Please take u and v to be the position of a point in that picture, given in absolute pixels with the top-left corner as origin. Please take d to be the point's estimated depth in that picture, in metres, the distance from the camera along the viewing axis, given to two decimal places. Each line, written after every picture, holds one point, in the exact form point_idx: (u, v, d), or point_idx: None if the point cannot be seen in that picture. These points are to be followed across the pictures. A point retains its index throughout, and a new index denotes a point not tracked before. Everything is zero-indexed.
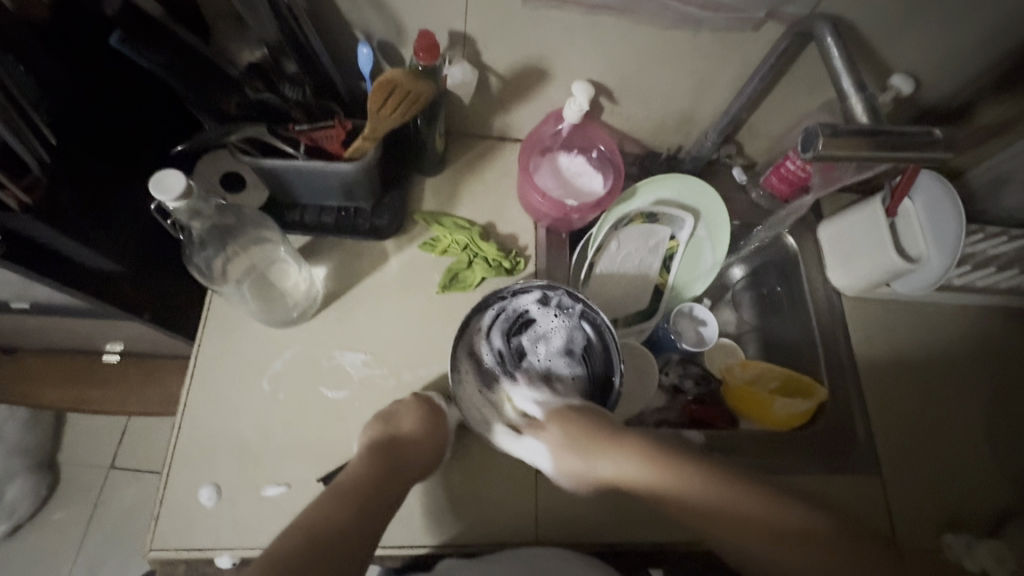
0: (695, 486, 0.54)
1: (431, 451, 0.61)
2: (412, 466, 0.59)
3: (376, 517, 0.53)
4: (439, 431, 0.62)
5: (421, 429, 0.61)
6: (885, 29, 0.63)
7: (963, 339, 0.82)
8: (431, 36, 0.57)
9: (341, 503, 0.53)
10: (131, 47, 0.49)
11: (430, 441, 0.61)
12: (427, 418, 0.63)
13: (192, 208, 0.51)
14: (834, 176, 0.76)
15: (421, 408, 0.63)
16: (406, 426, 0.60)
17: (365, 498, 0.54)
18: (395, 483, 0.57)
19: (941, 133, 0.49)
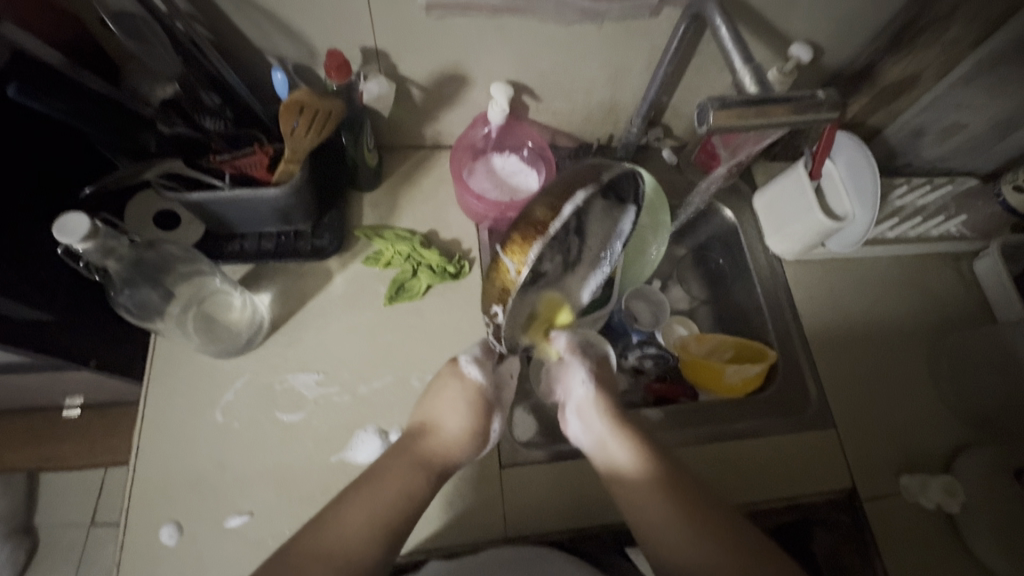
0: (646, 500, 0.54)
1: (471, 445, 0.59)
2: (445, 454, 0.57)
3: (399, 520, 0.50)
4: (478, 415, 0.60)
5: (460, 417, 0.59)
6: (776, 3, 0.66)
7: (901, 286, 0.85)
8: (340, 55, 0.59)
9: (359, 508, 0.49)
10: (29, 96, 0.48)
11: (470, 427, 0.59)
12: (466, 403, 0.60)
13: (104, 248, 0.52)
14: (738, 144, 0.79)
15: (459, 383, 0.61)
16: (446, 418, 0.58)
17: (375, 496, 0.50)
18: (425, 471, 0.54)
19: (822, 93, 0.53)
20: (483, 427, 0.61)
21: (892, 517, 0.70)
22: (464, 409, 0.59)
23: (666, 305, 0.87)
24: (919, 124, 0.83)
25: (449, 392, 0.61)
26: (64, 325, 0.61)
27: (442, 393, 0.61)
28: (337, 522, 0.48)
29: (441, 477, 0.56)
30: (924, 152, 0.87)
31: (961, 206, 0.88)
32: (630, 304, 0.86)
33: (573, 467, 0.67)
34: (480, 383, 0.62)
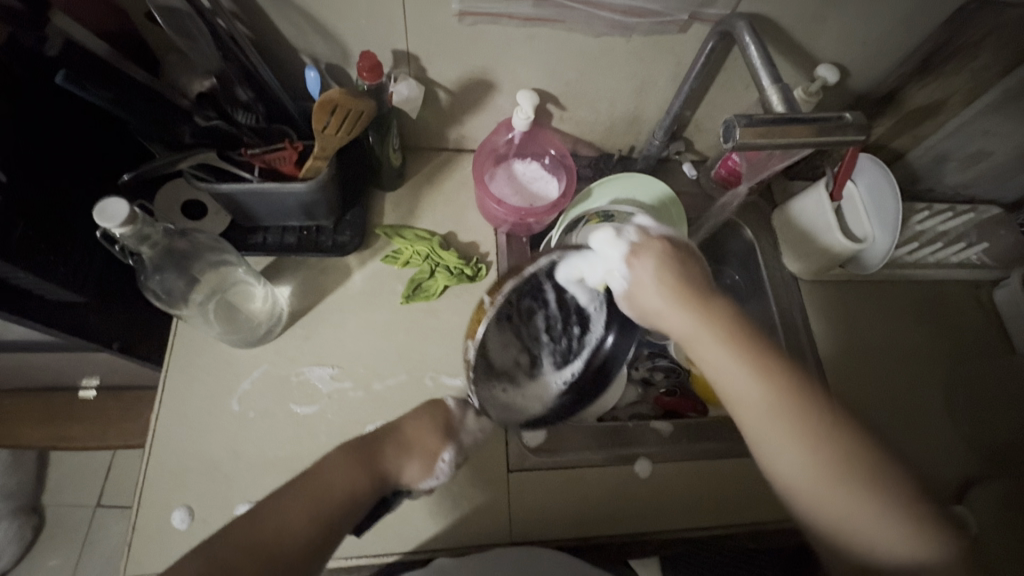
0: (734, 380, 0.51)
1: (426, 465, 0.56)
2: (395, 464, 0.54)
3: (333, 515, 0.49)
4: (440, 437, 0.58)
5: (425, 436, 0.58)
6: (806, 23, 0.67)
7: (919, 312, 0.84)
8: (372, 56, 0.60)
9: (287, 507, 0.48)
10: (75, 83, 0.50)
11: (430, 440, 0.58)
12: (435, 426, 0.59)
13: (139, 234, 0.53)
14: (761, 163, 0.78)
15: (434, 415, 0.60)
16: (410, 428, 0.58)
17: (319, 497, 0.49)
18: (369, 469, 0.52)
19: (850, 115, 0.54)
20: (442, 450, 0.58)
21: None
22: (429, 426, 0.59)
23: None
24: (942, 150, 0.83)
25: (422, 415, 0.59)
26: (91, 307, 0.62)
27: (411, 414, 0.59)
28: (280, 519, 0.47)
29: (382, 480, 0.53)
30: (946, 178, 0.87)
31: (982, 234, 0.87)
32: None
33: (580, 475, 0.68)
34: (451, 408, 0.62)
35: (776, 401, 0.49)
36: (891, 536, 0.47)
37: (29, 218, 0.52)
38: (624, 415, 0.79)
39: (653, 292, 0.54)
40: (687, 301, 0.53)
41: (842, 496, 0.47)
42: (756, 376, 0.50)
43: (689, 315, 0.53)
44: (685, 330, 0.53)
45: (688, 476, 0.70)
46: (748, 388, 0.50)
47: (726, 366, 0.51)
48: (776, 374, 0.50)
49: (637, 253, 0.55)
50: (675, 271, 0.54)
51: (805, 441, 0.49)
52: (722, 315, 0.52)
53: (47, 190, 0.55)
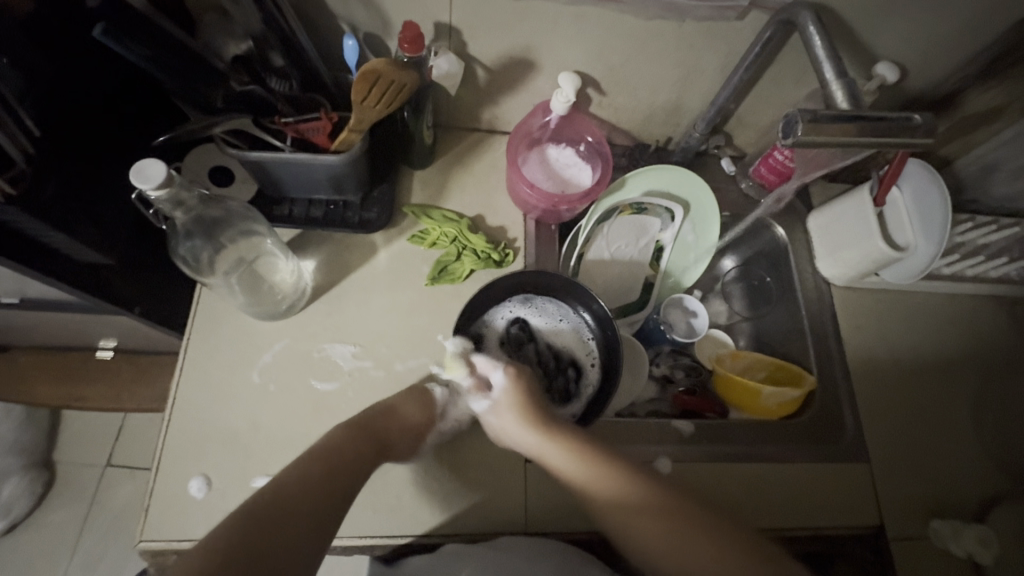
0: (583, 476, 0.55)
1: (411, 442, 0.60)
2: (401, 428, 0.60)
3: (344, 462, 0.53)
4: (427, 416, 0.62)
5: (411, 415, 0.61)
6: (868, 16, 0.64)
7: (954, 327, 0.82)
8: (415, 27, 0.57)
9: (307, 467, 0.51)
10: (114, 38, 0.49)
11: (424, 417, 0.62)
12: (420, 407, 0.62)
13: (174, 197, 0.52)
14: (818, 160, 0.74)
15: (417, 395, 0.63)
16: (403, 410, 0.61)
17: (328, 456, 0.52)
18: (367, 430, 0.57)
19: (920, 116, 0.51)
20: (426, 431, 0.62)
21: (916, 557, 0.69)
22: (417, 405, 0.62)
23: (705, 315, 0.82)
24: (993, 160, 0.79)
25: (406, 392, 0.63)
26: (116, 269, 0.61)
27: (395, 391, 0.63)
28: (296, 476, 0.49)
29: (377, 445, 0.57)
30: (994, 189, 0.83)
31: None
32: (667, 313, 0.83)
33: None
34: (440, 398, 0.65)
35: (609, 485, 0.54)
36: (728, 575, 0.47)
37: (61, 175, 0.51)
38: (642, 412, 0.78)
39: (513, 427, 0.60)
40: (545, 432, 0.59)
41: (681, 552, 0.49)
42: (581, 467, 0.56)
43: (534, 436, 0.59)
44: (539, 448, 0.59)
45: (706, 478, 0.68)
46: (579, 479, 0.55)
47: (571, 465, 0.56)
48: (595, 461, 0.56)
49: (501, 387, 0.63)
50: (521, 398, 0.62)
51: (634, 515, 0.52)
52: (561, 424, 0.60)
53: (78, 148, 0.53)
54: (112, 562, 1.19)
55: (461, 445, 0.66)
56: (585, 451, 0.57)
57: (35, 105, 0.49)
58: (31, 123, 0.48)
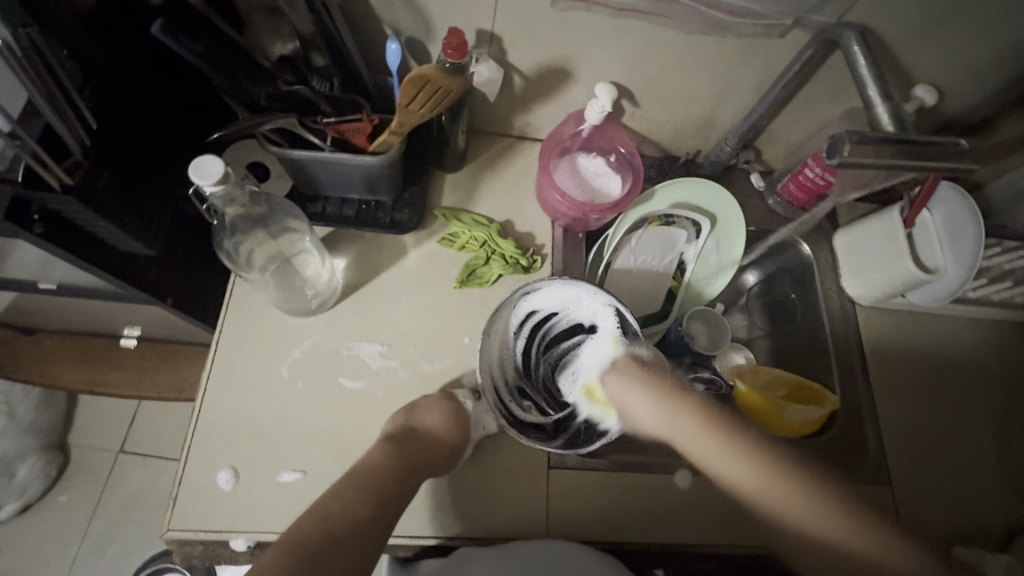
0: (661, 415, 0.61)
1: (440, 464, 0.61)
2: (439, 430, 0.61)
3: (390, 489, 0.56)
4: (463, 431, 0.63)
5: (441, 430, 0.62)
6: (909, 39, 0.64)
7: (978, 351, 0.81)
8: (460, 32, 0.56)
9: (358, 496, 0.55)
10: (170, 36, 0.50)
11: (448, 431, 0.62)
12: (454, 420, 0.63)
13: (227, 194, 0.54)
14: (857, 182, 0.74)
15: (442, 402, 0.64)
16: (428, 419, 0.62)
17: (378, 486, 0.56)
18: (400, 443, 0.59)
19: (967, 142, 0.51)
20: (463, 445, 0.63)
21: None
22: (446, 416, 0.63)
23: (727, 327, 0.80)
24: None
25: (432, 407, 0.64)
26: (155, 260, 0.62)
27: (428, 406, 0.63)
28: (344, 507, 0.54)
29: (410, 462, 0.59)
30: None
31: None
32: (689, 325, 0.80)
33: (619, 479, 0.66)
34: (466, 404, 0.65)
35: (752, 463, 0.58)
36: (770, 485, 0.56)
37: (114, 167, 0.52)
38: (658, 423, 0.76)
39: (645, 406, 0.61)
40: (658, 393, 0.62)
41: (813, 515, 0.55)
42: (721, 455, 0.59)
43: (664, 418, 0.61)
44: (665, 431, 0.62)
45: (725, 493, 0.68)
46: (723, 464, 0.58)
47: (647, 405, 0.62)
48: (777, 473, 0.57)
49: (616, 368, 0.65)
50: (644, 376, 0.63)
51: (796, 510, 0.55)
52: (688, 401, 0.62)
53: (128, 140, 0.54)
54: (121, 549, 1.20)
55: (482, 450, 0.66)
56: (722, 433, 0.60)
57: (91, 97, 0.50)
58: (88, 114, 0.49)
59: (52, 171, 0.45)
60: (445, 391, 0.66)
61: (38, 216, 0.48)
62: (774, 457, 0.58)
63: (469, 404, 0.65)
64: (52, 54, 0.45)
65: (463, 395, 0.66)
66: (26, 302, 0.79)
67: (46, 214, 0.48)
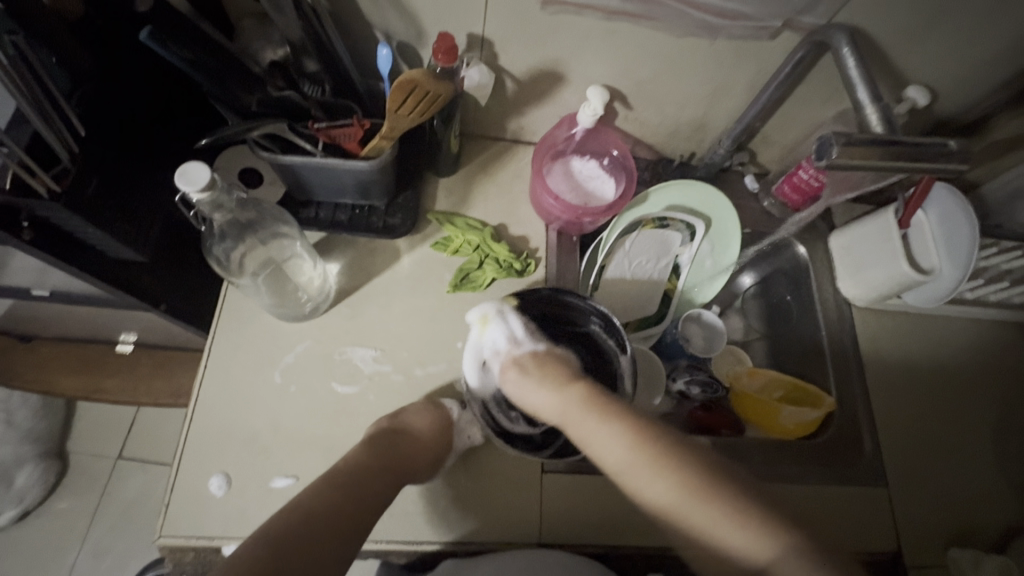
0: (593, 440, 0.52)
1: (428, 466, 0.61)
2: (430, 434, 0.61)
3: (374, 485, 0.57)
4: (445, 438, 0.62)
5: (433, 434, 0.61)
6: (900, 40, 0.64)
7: (975, 351, 0.81)
8: (450, 38, 0.56)
9: (331, 490, 0.54)
10: (158, 42, 0.50)
11: (438, 434, 0.62)
12: (441, 425, 0.63)
13: (215, 200, 0.54)
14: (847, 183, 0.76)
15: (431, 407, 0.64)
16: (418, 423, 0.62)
17: (355, 484, 0.55)
18: (383, 445, 0.59)
19: (957, 143, 0.50)
20: (449, 451, 0.63)
21: None
22: (433, 419, 0.63)
23: (722, 330, 0.80)
24: None
25: (424, 411, 0.64)
26: (147, 266, 0.62)
27: (415, 410, 0.63)
28: (326, 502, 0.53)
29: (394, 464, 0.58)
30: None
31: None
32: (684, 327, 0.81)
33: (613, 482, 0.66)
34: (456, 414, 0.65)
35: (711, 512, 0.46)
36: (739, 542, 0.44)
37: (103, 175, 0.52)
38: None
39: (535, 391, 0.58)
40: (550, 382, 0.57)
41: (730, 524, 0.45)
42: (636, 460, 0.50)
43: (552, 395, 0.56)
44: (557, 415, 0.56)
45: None
46: (616, 458, 0.51)
47: (574, 417, 0.54)
48: (689, 477, 0.47)
49: (518, 362, 0.60)
50: (546, 364, 0.59)
51: (705, 517, 0.46)
52: (581, 385, 0.56)
53: (118, 147, 0.54)
54: (119, 555, 1.20)
55: (475, 454, 0.66)
56: (679, 474, 0.48)
57: (80, 105, 0.50)
58: (76, 122, 0.49)
59: (40, 178, 0.45)
60: (434, 400, 0.66)
61: (26, 224, 0.48)
62: (682, 459, 0.49)
63: (456, 412, 0.65)
64: (39, 62, 0.45)
65: (449, 402, 0.66)
66: (22, 309, 0.79)
67: (35, 222, 0.49)
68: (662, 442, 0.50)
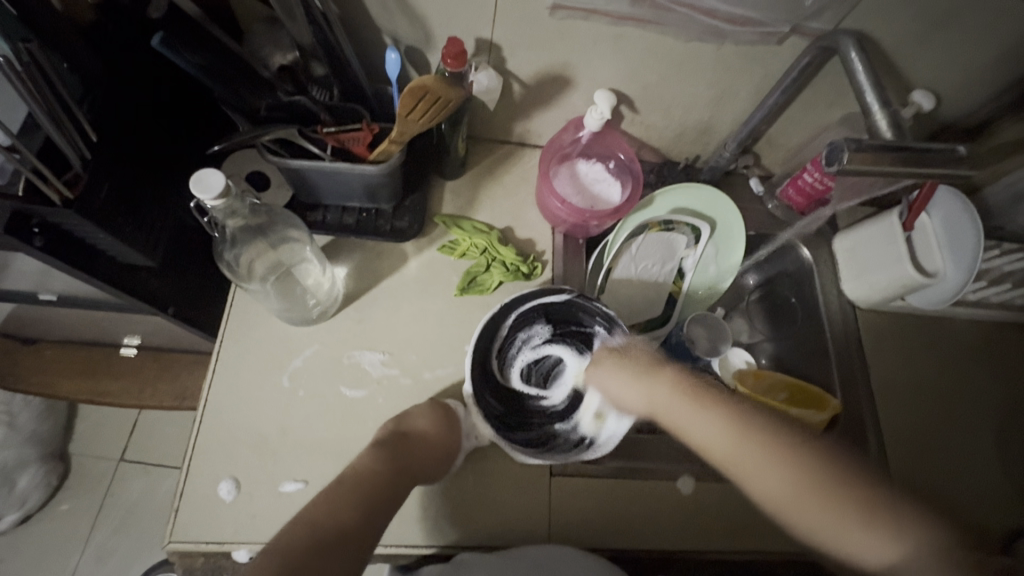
0: (699, 427, 0.55)
1: (436, 469, 0.61)
2: (438, 440, 0.61)
3: (381, 497, 0.56)
4: (453, 436, 0.63)
5: (440, 438, 0.62)
6: (906, 45, 0.64)
7: (978, 353, 0.81)
8: (459, 43, 0.56)
9: (349, 496, 0.54)
10: (170, 47, 0.51)
11: (446, 441, 0.62)
12: (447, 425, 0.63)
13: (228, 207, 0.55)
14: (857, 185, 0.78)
15: (437, 408, 0.64)
16: (425, 426, 0.61)
17: (369, 494, 0.55)
18: (393, 450, 0.59)
19: (965, 148, 0.51)
20: (455, 453, 0.63)
21: None
22: (442, 423, 0.63)
23: (728, 334, 0.80)
24: None
25: (429, 414, 0.63)
26: (155, 270, 0.62)
27: (419, 412, 0.63)
28: (331, 514, 0.53)
29: (403, 468, 0.59)
30: None
31: None
32: (690, 328, 0.80)
33: (619, 486, 0.66)
34: (454, 407, 0.65)
35: (820, 500, 0.48)
36: (862, 541, 0.46)
37: (114, 180, 0.52)
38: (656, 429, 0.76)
39: (618, 386, 0.61)
40: (637, 376, 0.60)
41: (854, 530, 0.47)
42: (736, 445, 0.53)
43: (642, 394, 0.59)
44: (647, 407, 0.59)
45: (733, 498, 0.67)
46: (719, 441, 0.53)
47: (680, 412, 0.56)
48: (813, 475, 0.49)
49: (601, 360, 0.63)
50: (634, 359, 0.61)
51: (833, 515, 0.48)
52: (668, 375, 0.58)
53: (128, 152, 0.54)
54: (122, 557, 1.19)
55: (483, 456, 0.66)
56: (794, 461, 0.50)
57: (91, 111, 0.50)
58: (88, 128, 0.49)
59: (53, 186, 0.45)
60: (438, 402, 0.65)
61: (38, 229, 0.48)
62: (799, 452, 0.50)
63: (460, 411, 0.65)
64: (52, 69, 0.45)
65: (454, 402, 0.66)
66: (26, 312, 0.79)
67: (46, 227, 0.49)
68: (780, 435, 0.52)
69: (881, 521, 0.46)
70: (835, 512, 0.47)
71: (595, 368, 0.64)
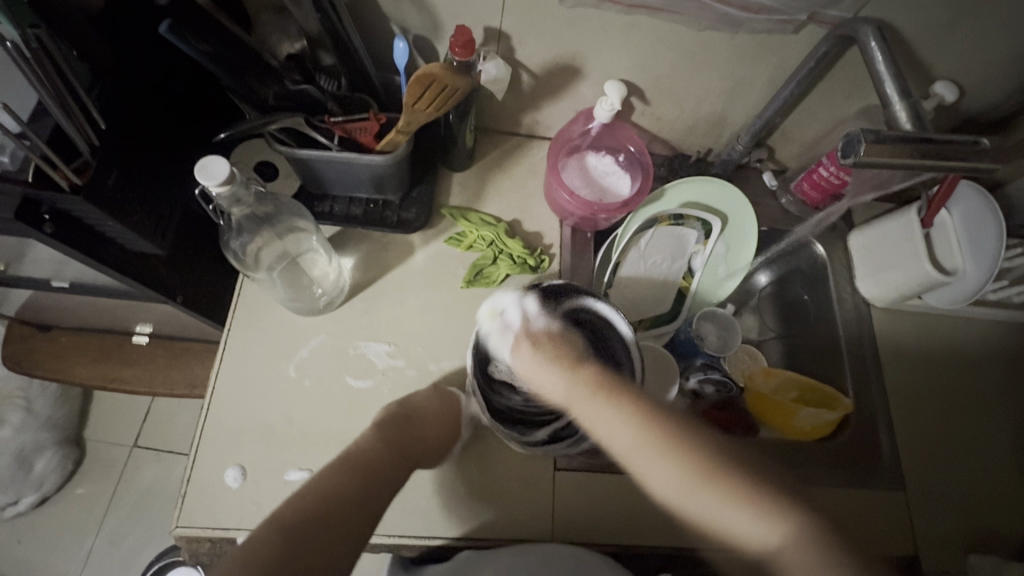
0: (601, 378, 0.56)
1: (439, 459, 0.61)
2: (441, 431, 0.61)
3: (382, 480, 0.54)
4: (455, 429, 0.62)
5: (443, 429, 0.61)
6: (928, 34, 0.62)
7: (996, 355, 0.79)
8: (468, 31, 0.56)
9: (346, 476, 0.52)
10: (177, 34, 0.50)
11: (449, 432, 0.62)
12: (451, 415, 0.63)
13: (234, 195, 0.55)
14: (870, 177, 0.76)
15: (441, 399, 0.64)
16: (427, 416, 0.61)
17: (371, 474, 0.54)
18: (397, 437, 0.58)
19: (988, 141, 0.49)
20: (455, 443, 0.63)
21: None
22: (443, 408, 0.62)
23: (738, 331, 0.80)
24: None
25: (432, 402, 0.63)
26: (165, 258, 0.63)
27: (422, 402, 0.63)
28: (331, 489, 0.51)
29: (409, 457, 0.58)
30: None
31: None
32: (699, 326, 0.79)
33: (624, 481, 0.65)
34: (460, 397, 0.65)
35: (689, 473, 0.50)
36: (739, 522, 0.47)
37: (122, 168, 0.52)
38: None
39: (544, 372, 0.58)
40: (563, 366, 0.58)
41: (751, 517, 0.47)
42: (634, 431, 0.52)
43: (562, 379, 0.57)
44: (567, 398, 0.57)
45: None
46: (626, 438, 0.53)
47: (582, 401, 0.56)
48: (710, 467, 0.50)
49: (523, 339, 0.60)
50: (549, 347, 0.60)
51: (715, 504, 0.48)
52: (592, 371, 0.57)
53: (136, 140, 0.54)
54: (133, 542, 1.22)
55: (487, 449, 0.66)
56: (686, 453, 0.50)
57: (99, 98, 0.50)
58: (96, 114, 0.49)
59: (61, 171, 0.46)
60: (440, 390, 0.65)
61: (48, 216, 0.48)
62: (728, 472, 0.49)
63: (463, 399, 0.65)
64: (60, 55, 0.45)
65: (456, 391, 0.66)
66: (42, 299, 0.80)
67: (56, 214, 0.49)
68: (673, 428, 0.52)
69: (769, 500, 0.47)
70: (725, 500, 0.48)
71: (516, 347, 0.61)
